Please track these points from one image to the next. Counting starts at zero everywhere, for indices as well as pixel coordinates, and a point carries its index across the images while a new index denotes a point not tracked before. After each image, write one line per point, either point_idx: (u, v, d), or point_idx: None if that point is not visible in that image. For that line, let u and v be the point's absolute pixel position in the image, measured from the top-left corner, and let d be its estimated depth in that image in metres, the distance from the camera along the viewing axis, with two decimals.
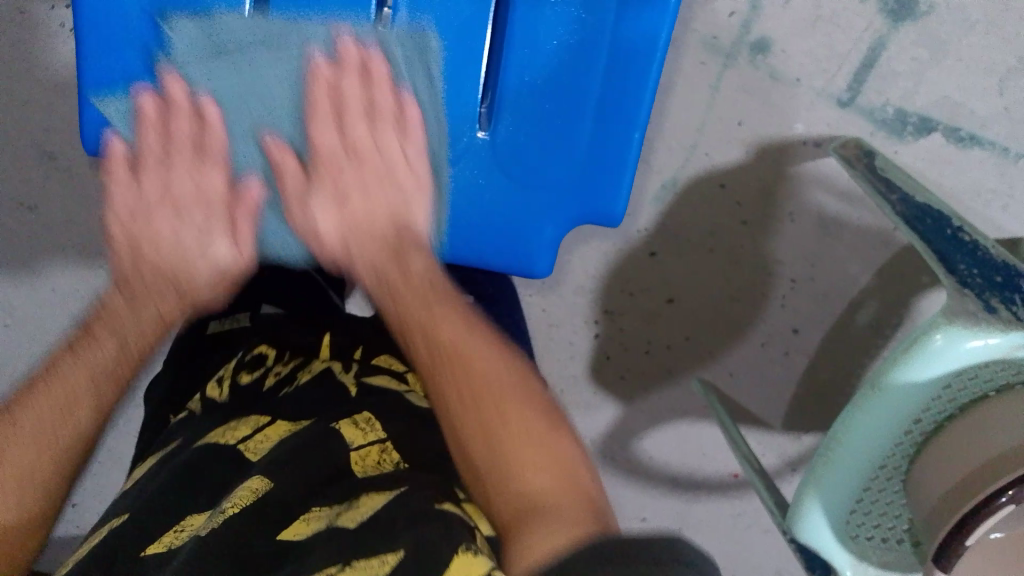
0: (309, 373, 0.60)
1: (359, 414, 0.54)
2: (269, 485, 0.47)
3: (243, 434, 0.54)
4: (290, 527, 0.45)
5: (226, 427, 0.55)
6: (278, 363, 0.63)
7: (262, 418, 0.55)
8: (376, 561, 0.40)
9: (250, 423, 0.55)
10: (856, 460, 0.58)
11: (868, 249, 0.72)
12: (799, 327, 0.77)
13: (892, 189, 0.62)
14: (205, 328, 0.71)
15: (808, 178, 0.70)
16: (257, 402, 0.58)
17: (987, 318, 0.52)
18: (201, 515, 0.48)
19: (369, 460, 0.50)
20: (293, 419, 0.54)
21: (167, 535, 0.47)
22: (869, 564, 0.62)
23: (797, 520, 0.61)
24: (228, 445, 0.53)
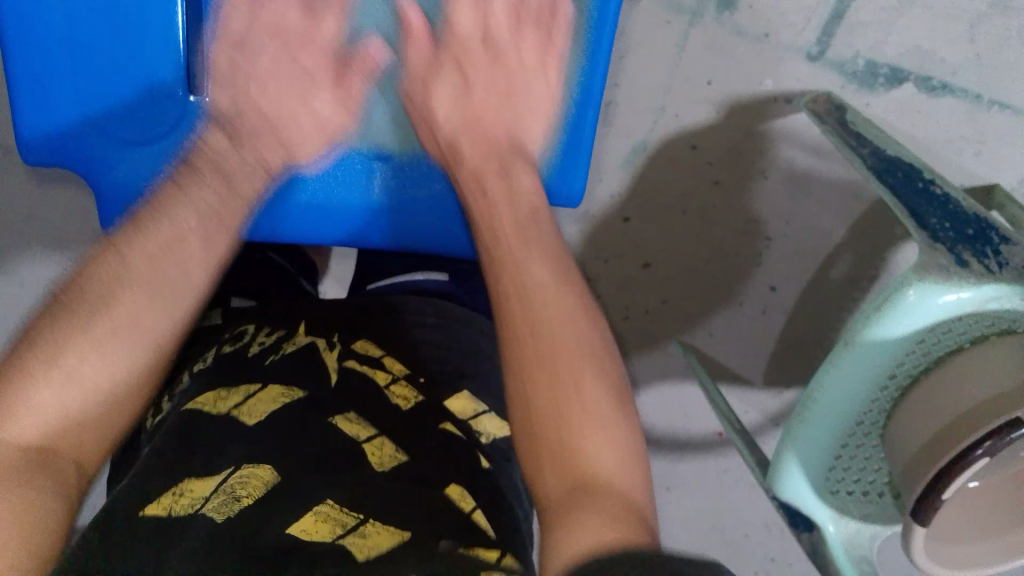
0: (292, 344, 0.57)
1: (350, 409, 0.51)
2: (280, 474, 0.44)
3: (236, 401, 0.49)
4: (302, 518, 0.41)
5: (215, 394, 0.50)
6: (260, 333, 0.58)
7: (251, 386, 0.51)
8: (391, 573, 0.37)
9: (240, 391, 0.50)
10: (834, 417, 0.58)
11: (841, 204, 0.72)
12: (775, 285, 0.77)
13: (864, 142, 0.62)
14: None
15: (779, 136, 0.70)
16: (242, 368, 0.53)
17: (958, 272, 0.52)
18: (202, 482, 0.43)
19: (385, 458, 0.48)
20: (284, 385, 0.51)
21: (164, 498, 0.42)
22: (850, 518, 0.62)
23: (776, 480, 0.61)
24: (219, 411, 0.48)
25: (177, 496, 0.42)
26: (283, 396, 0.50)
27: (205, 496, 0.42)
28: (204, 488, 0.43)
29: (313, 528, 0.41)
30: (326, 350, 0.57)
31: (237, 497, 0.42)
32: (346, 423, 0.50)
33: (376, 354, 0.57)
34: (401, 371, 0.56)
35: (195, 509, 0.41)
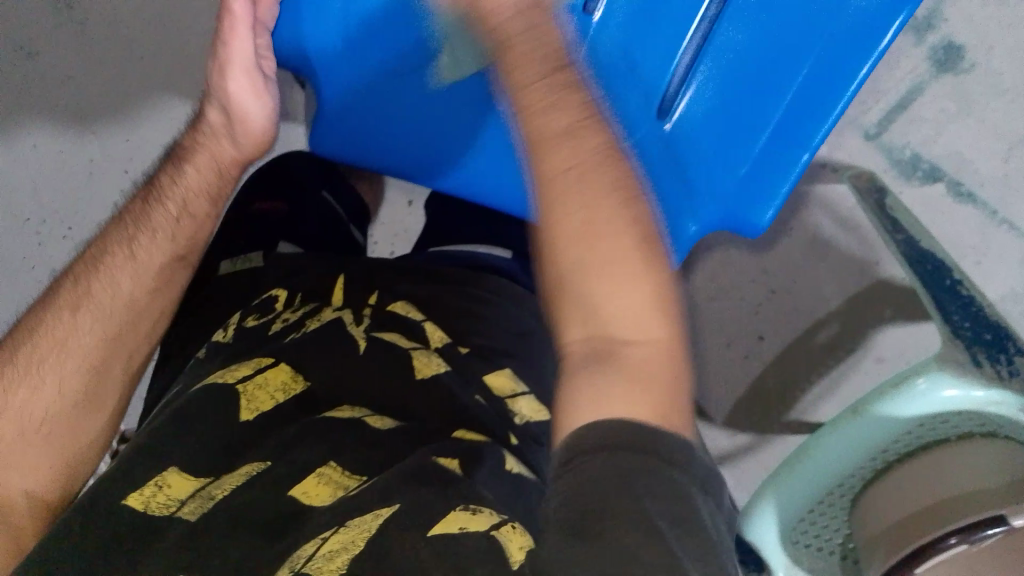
0: (316, 322, 0.53)
1: (347, 403, 0.47)
2: (269, 464, 0.42)
3: (245, 375, 0.46)
4: (306, 479, 0.41)
5: (227, 366, 0.48)
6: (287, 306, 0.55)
7: (264, 360, 0.48)
8: (368, 515, 0.38)
9: (250, 364, 0.48)
10: (817, 475, 0.61)
11: (845, 273, 0.76)
12: (763, 335, 0.80)
13: (899, 228, 0.66)
14: (215, 270, 0.62)
15: (815, 200, 0.73)
16: (261, 343, 0.50)
17: (972, 369, 0.56)
18: (184, 478, 0.41)
19: (387, 425, 0.46)
20: (295, 369, 0.48)
21: (145, 488, 0.40)
22: (800, 569, 0.64)
23: (748, 516, 0.64)
24: (226, 385, 0.46)
25: (157, 491, 0.40)
26: (289, 384, 0.47)
27: (183, 500, 0.40)
28: (182, 489, 0.41)
29: (314, 491, 0.40)
30: (355, 323, 0.53)
31: (214, 495, 0.40)
32: (352, 407, 0.47)
33: (415, 319, 0.54)
34: (439, 342, 0.53)
35: (172, 512, 0.39)
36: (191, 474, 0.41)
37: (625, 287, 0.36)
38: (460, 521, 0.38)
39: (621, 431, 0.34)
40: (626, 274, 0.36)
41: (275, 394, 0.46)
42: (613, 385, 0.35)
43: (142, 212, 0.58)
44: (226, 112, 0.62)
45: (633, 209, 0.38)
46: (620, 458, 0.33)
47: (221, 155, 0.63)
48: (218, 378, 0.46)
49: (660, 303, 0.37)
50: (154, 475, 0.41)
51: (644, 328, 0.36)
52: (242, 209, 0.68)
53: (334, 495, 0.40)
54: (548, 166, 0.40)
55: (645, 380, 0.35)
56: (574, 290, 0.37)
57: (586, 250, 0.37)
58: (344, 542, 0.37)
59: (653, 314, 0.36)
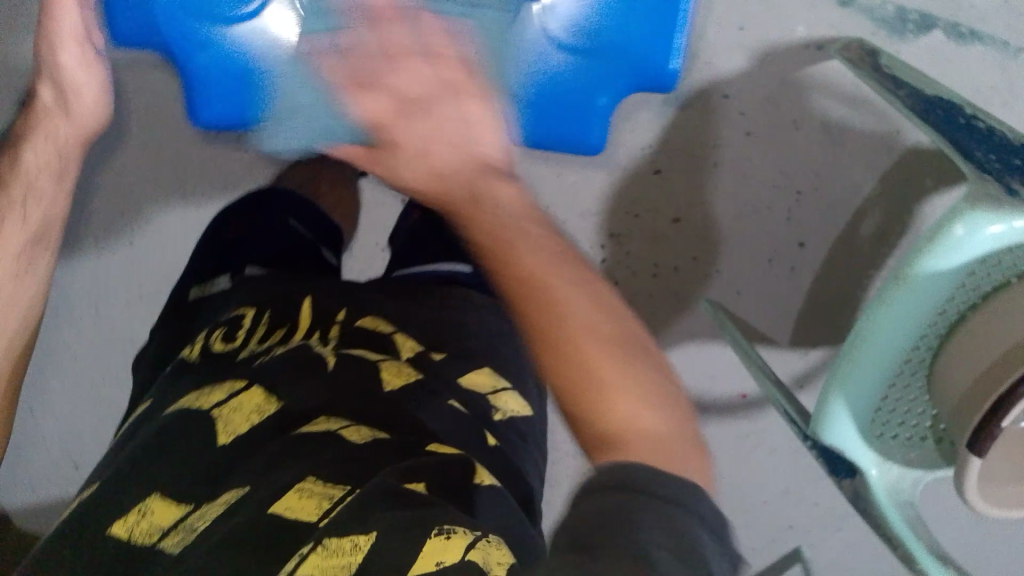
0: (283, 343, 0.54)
1: (320, 415, 0.47)
2: (247, 488, 0.42)
3: (218, 401, 0.47)
4: (283, 496, 0.41)
5: (200, 390, 0.49)
6: (255, 327, 0.56)
7: (238, 382, 0.49)
8: (348, 542, 0.37)
9: (224, 389, 0.48)
10: (880, 358, 0.57)
11: (871, 155, 0.72)
12: (804, 242, 0.76)
13: (901, 85, 0.62)
14: (183, 297, 0.64)
15: (811, 84, 0.69)
16: (230, 367, 0.51)
17: (1008, 200, 0.52)
18: (165, 503, 0.42)
19: (364, 435, 0.46)
20: (269, 389, 0.48)
21: (129, 514, 0.42)
22: (893, 462, 0.61)
23: (821, 421, 0.59)
24: (202, 410, 0.47)
25: (139, 519, 0.42)
26: (262, 405, 0.48)
27: (165, 528, 0.41)
28: (165, 516, 0.42)
29: (297, 505, 0.40)
30: (322, 344, 0.53)
31: (195, 527, 0.41)
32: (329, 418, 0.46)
33: (386, 331, 0.55)
34: (411, 350, 0.54)
35: (154, 542, 0.41)
36: (175, 500, 0.42)
37: (610, 390, 0.39)
38: (438, 551, 0.36)
39: (629, 475, 0.35)
40: (610, 373, 0.39)
41: (250, 417, 0.47)
42: (688, 450, 0.39)
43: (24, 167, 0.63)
44: (55, 84, 0.64)
45: (624, 361, 0.40)
46: (619, 499, 0.34)
47: (53, 131, 0.65)
48: (192, 404, 0.48)
49: (653, 393, 0.40)
50: (137, 502, 0.42)
51: (636, 415, 0.39)
52: (215, 241, 0.69)
53: (320, 506, 0.40)
54: (509, 276, 0.42)
55: (665, 447, 0.38)
56: (590, 396, 0.39)
57: (556, 363, 0.40)
58: (325, 566, 0.36)
59: (642, 405, 0.39)
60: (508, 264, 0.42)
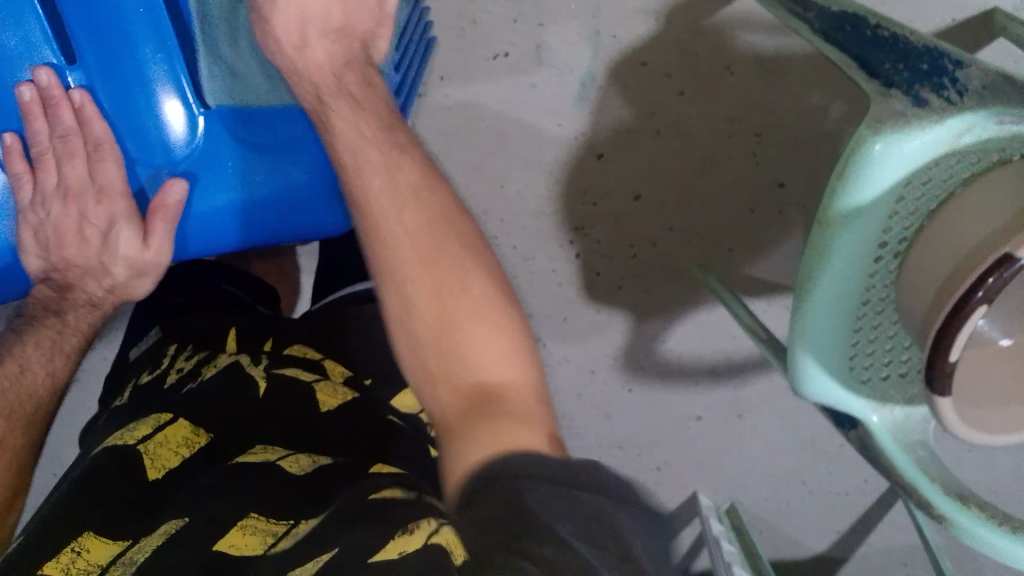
0: (211, 367, 0.62)
1: (258, 443, 0.55)
2: (188, 518, 0.48)
3: (145, 434, 0.54)
4: (226, 532, 0.46)
5: (125, 429, 0.56)
6: (181, 358, 0.65)
7: (163, 418, 0.57)
8: (311, 566, 0.42)
9: (149, 423, 0.56)
10: (832, 306, 0.53)
11: (825, 76, 0.66)
12: (784, 181, 0.72)
13: (809, 5, 0.57)
14: (126, 357, 0.73)
15: (729, 28, 0.64)
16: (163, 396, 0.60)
17: (916, 112, 0.47)
18: (99, 542, 0.47)
19: (302, 463, 0.54)
20: (193, 424, 0.56)
21: (63, 555, 0.46)
22: (891, 404, 0.57)
23: (798, 383, 0.56)
24: (129, 446, 0.53)
25: (76, 556, 0.46)
26: (191, 438, 0.56)
27: (102, 564, 0.46)
28: (100, 555, 0.46)
29: (240, 541, 0.45)
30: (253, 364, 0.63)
31: (134, 557, 0.45)
32: (261, 448, 0.55)
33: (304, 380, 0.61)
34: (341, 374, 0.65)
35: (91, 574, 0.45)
36: (109, 539, 0.48)
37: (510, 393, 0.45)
38: (402, 546, 0.40)
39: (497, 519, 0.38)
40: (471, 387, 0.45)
41: (179, 450, 0.54)
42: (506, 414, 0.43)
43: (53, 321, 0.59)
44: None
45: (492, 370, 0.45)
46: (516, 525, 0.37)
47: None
48: (119, 441, 0.54)
49: (513, 354, 0.47)
50: (70, 542, 0.47)
51: (515, 426, 0.43)
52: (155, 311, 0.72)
53: (263, 539, 0.46)
54: (435, 362, 0.46)
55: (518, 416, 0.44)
56: (475, 433, 0.43)
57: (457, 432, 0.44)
58: None
59: (523, 423, 0.43)
60: (448, 350, 0.46)
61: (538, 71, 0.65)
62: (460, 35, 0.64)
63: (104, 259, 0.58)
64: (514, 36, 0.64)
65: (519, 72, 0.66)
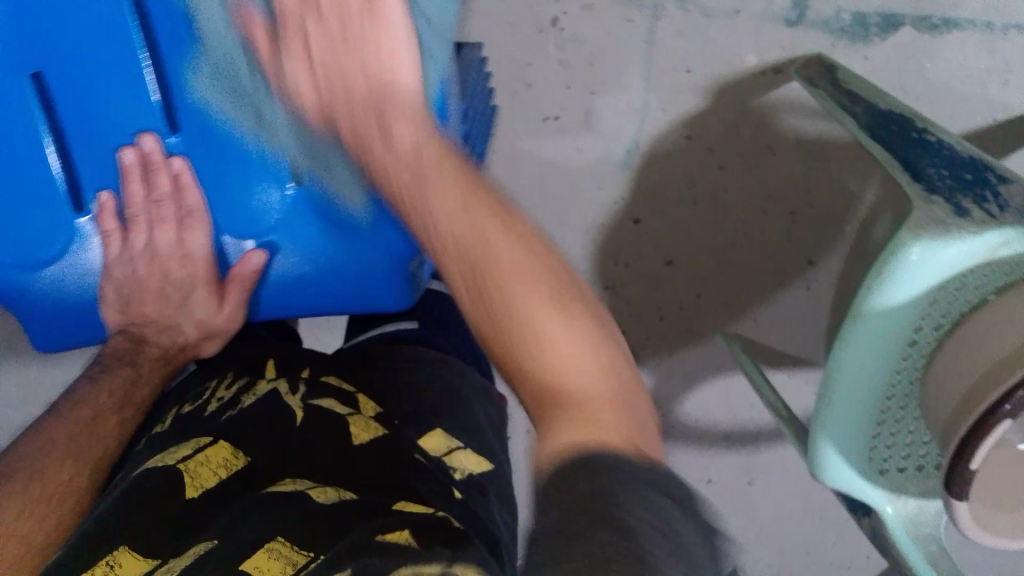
0: (251, 395, 0.64)
1: (285, 477, 0.56)
2: (214, 542, 0.49)
3: (185, 455, 0.56)
4: (251, 554, 0.47)
5: (165, 451, 0.57)
6: (222, 387, 0.66)
7: (202, 440, 0.58)
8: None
9: (190, 444, 0.57)
10: (858, 399, 0.54)
11: (864, 162, 0.69)
12: (814, 259, 0.74)
13: (856, 100, 0.59)
14: None
15: (777, 110, 0.66)
16: (199, 420, 0.60)
17: (956, 222, 0.48)
18: (133, 559, 0.48)
19: (327, 494, 0.54)
20: (234, 446, 0.58)
21: (98, 566, 0.47)
22: (908, 496, 0.58)
23: (818, 469, 0.57)
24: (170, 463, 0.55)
25: (109, 570, 0.47)
26: (229, 460, 0.57)
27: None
28: (133, 568, 0.48)
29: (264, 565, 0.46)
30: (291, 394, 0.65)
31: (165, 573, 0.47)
32: (295, 479, 0.56)
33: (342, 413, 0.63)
34: (374, 410, 0.66)
35: None
36: (142, 554, 0.49)
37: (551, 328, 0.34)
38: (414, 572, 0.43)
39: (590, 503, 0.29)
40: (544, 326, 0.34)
41: (217, 470, 0.56)
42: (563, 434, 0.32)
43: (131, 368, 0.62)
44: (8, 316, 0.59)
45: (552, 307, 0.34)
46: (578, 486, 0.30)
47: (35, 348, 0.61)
48: (160, 460, 0.56)
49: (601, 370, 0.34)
50: (105, 556, 0.48)
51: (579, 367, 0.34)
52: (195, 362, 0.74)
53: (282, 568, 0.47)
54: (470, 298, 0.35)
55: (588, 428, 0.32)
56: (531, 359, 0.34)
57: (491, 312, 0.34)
58: None
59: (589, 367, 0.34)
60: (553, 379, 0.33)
61: (586, 136, 0.67)
62: (513, 97, 0.66)
63: (180, 317, 0.64)
64: (566, 100, 0.66)
65: (567, 135, 0.67)
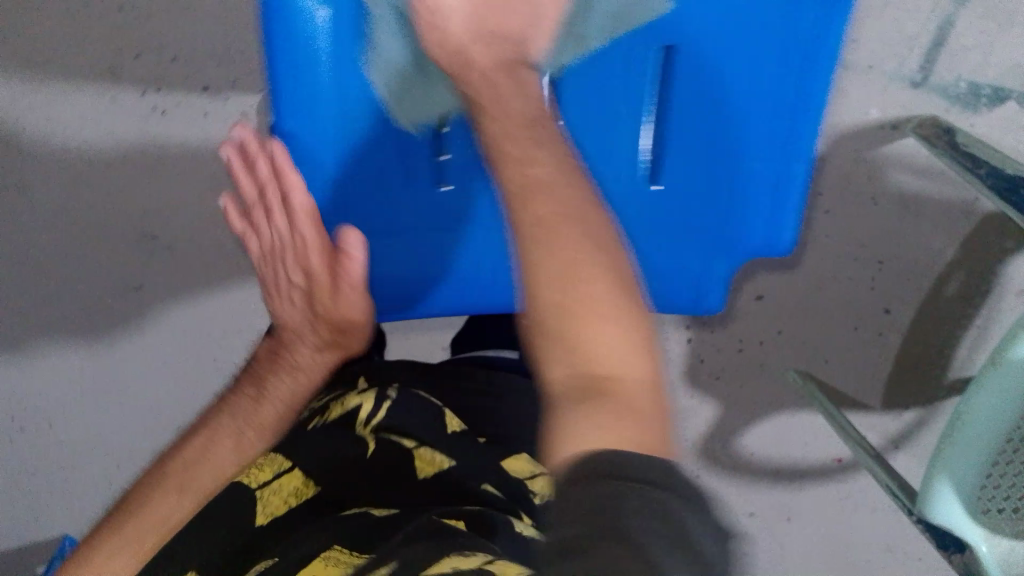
0: (339, 407, 0.58)
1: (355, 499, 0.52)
2: (276, 560, 0.47)
3: (264, 480, 0.54)
4: (312, 563, 0.45)
5: (255, 465, 0.55)
6: (316, 397, 0.61)
7: (281, 462, 0.54)
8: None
9: (271, 467, 0.54)
10: (982, 438, 0.57)
11: (952, 222, 0.73)
12: (890, 308, 0.77)
13: (979, 163, 0.63)
14: None
15: (886, 163, 0.71)
16: (284, 441, 0.57)
17: None
18: None
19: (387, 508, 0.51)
20: (306, 474, 0.54)
21: None
22: (1001, 535, 0.61)
23: (926, 500, 0.60)
24: (248, 488, 0.53)
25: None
26: (300, 489, 0.53)
27: None
28: None
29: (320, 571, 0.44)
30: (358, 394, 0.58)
31: None
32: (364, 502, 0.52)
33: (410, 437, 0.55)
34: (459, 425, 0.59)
35: None
36: (211, 575, 0.49)
37: (607, 335, 0.37)
38: (455, 562, 0.40)
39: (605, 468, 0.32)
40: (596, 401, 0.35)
41: (287, 499, 0.53)
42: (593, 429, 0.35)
43: (248, 409, 0.60)
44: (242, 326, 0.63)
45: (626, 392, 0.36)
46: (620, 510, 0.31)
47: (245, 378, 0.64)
48: (244, 479, 0.54)
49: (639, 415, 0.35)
50: None
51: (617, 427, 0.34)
52: None
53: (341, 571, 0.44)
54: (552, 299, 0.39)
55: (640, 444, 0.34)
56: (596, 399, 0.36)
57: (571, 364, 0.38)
58: None
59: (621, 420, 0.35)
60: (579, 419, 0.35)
61: None
62: None
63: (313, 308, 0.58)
64: None
65: None
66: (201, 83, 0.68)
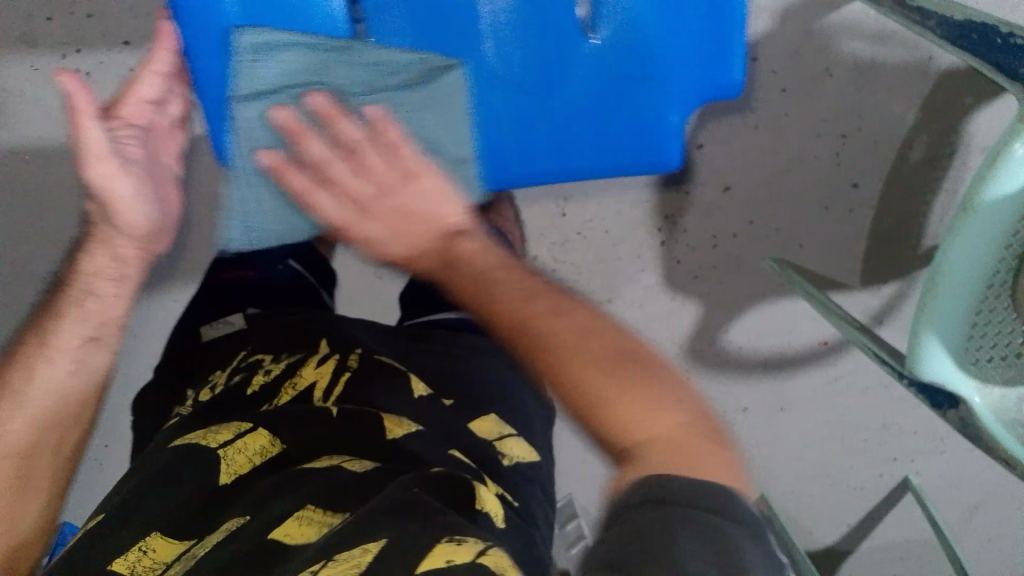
0: (291, 388, 0.58)
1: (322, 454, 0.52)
2: (248, 517, 0.46)
3: (225, 440, 0.52)
4: (283, 523, 0.45)
5: (208, 427, 0.53)
6: (271, 362, 0.61)
7: (243, 425, 0.54)
8: (358, 550, 0.40)
9: (230, 428, 0.53)
10: (961, 290, 0.57)
11: (908, 85, 0.72)
12: (857, 182, 0.76)
13: (928, 14, 0.60)
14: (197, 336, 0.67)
15: (837, 31, 0.70)
16: (239, 410, 0.56)
17: None
18: (164, 540, 0.46)
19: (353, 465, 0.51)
20: (271, 433, 0.53)
21: (129, 554, 0.45)
22: (993, 385, 0.60)
23: (914, 359, 0.60)
24: (210, 448, 0.51)
25: (142, 555, 0.45)
26: (266, 448, 0.52)
27: (167, 562, 0.45)
28: (165, 552, 0.46)
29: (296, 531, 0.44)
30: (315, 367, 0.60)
31: (195, 553, 0.45)
32: (328, 455, 0.52)
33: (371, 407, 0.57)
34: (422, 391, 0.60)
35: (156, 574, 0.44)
36: (172, 537, 0.47)
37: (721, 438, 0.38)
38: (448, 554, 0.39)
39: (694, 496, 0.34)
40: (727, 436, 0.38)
41: (253, 457, 0.51)
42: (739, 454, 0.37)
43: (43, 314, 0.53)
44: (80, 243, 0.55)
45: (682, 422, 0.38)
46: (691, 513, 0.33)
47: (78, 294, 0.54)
48: (200, 439, 0.52)
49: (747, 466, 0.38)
50: (136, 541, 0.46)
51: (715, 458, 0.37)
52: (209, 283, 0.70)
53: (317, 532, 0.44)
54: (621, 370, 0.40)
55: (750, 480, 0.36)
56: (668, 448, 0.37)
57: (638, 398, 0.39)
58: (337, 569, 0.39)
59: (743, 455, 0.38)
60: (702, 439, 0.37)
61: None
62: None
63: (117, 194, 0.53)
64: None
65: None
66: (124, 38, 0.68)
